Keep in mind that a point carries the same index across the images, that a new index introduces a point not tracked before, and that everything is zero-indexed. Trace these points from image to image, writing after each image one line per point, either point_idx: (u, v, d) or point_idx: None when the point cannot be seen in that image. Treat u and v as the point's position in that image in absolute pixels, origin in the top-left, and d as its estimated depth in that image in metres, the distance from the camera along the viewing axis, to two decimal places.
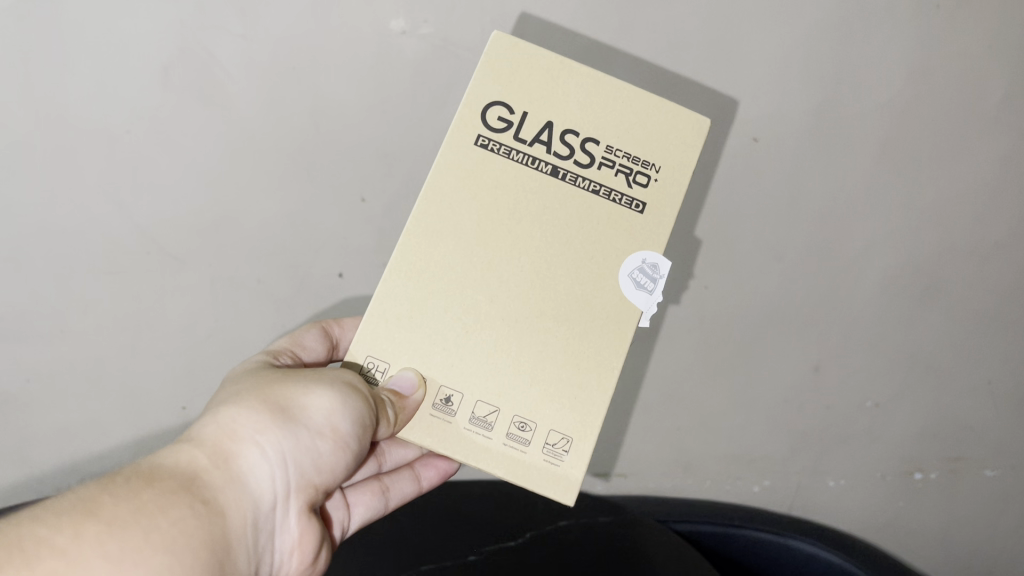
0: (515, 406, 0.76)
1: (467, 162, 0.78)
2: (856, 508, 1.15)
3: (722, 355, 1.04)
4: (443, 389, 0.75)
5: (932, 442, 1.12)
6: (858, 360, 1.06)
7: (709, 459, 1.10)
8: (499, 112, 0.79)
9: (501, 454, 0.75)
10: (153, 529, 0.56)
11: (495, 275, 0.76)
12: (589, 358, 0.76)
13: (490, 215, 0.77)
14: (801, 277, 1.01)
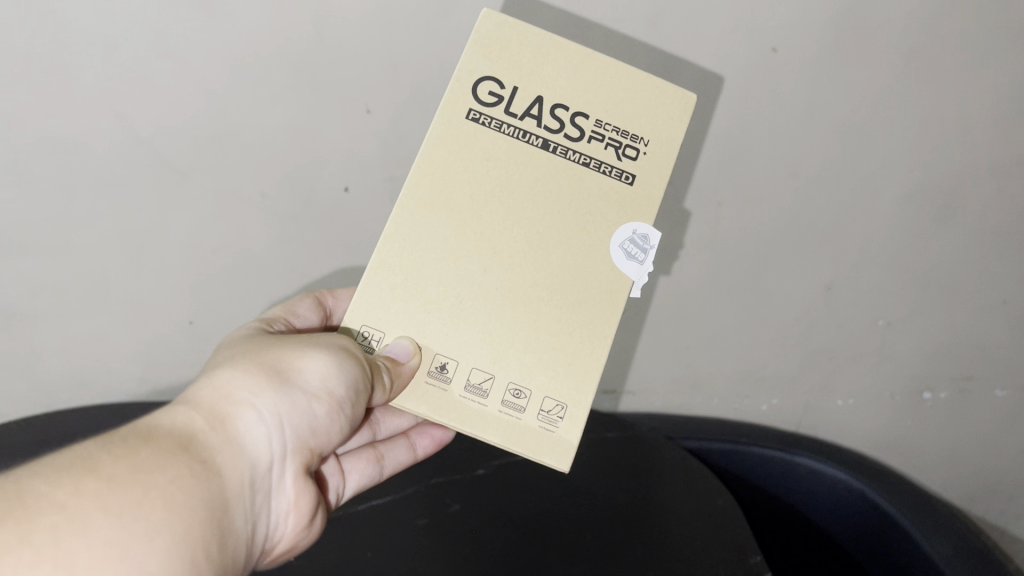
0: (511, 374, 0.73)
1: (458, 132, 0.75)
2: (863, 424, 1.21)
3: (734, 271, 1.04)
4: (437, 357, 0.73)
5: (943, 363, 1.16)
6: (869, 279, 1.06)
7: (720, 378, 1.15)
8: (486, 86, 0.76)
9: (497, 421, 0.73)
10: (151, 486, 0.52)
11: (489, 242, 0.74)
12: (582, 331, 0.74)
13: (483, 183, 0.75)
14: (817, 193, 0.98)
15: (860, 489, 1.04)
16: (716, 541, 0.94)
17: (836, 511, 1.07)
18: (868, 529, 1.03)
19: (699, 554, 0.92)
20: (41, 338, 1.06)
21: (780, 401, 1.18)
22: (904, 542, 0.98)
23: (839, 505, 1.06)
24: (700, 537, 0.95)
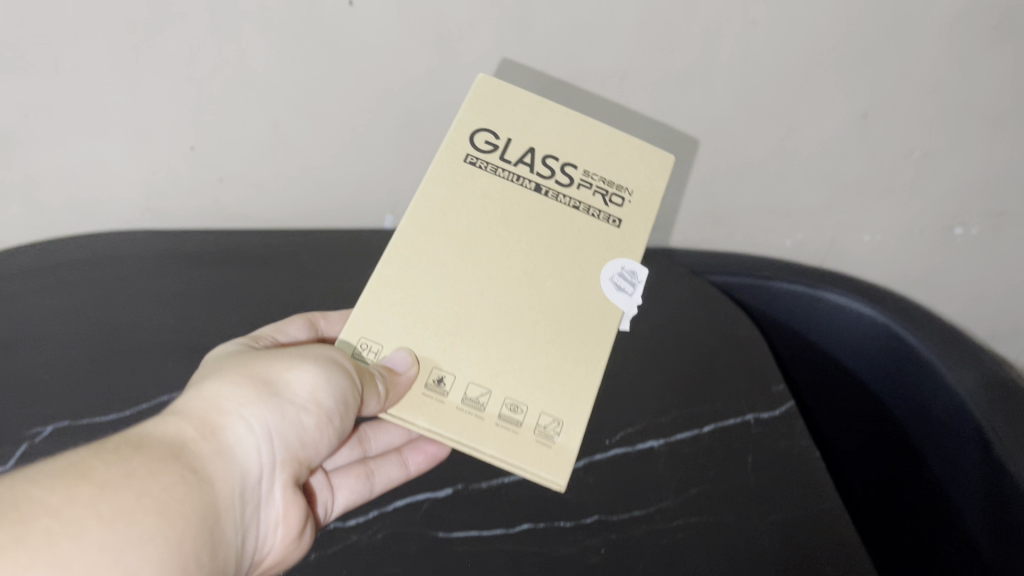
0: (510, 387, 0.73)
1: (454, 177, 0.79)
2: (890, 258, 1.17)
3: (764, 96, 0.96)
4: (434, 369, 0.73)
5: (981, 198, 1.08)
6: (909, 107, 0.97)
7: (743, 210, 1.11)
8: (485, 140, 0.81)
9: (495, 433, 0.72)
10: (144, 492, 0.50)
11: (486, 266, 0.76)
12: (574, 357, 0.75)
13: (479, 221, 0.78)
14: (860, 8, 0.86)
15: (883, 324, 0.99)
16: (735, 374, 0.93)
17: (859, 344, 1.02)
18: (893, 363, 0.99)
19: (722, 386, 0.92)
20: (49, 191, 1.02)
21: (806, 237, 1.15)
22: (929, 376, 0.94)
23: (863, 339, 1.02)
24: (722, 367, 0.94)
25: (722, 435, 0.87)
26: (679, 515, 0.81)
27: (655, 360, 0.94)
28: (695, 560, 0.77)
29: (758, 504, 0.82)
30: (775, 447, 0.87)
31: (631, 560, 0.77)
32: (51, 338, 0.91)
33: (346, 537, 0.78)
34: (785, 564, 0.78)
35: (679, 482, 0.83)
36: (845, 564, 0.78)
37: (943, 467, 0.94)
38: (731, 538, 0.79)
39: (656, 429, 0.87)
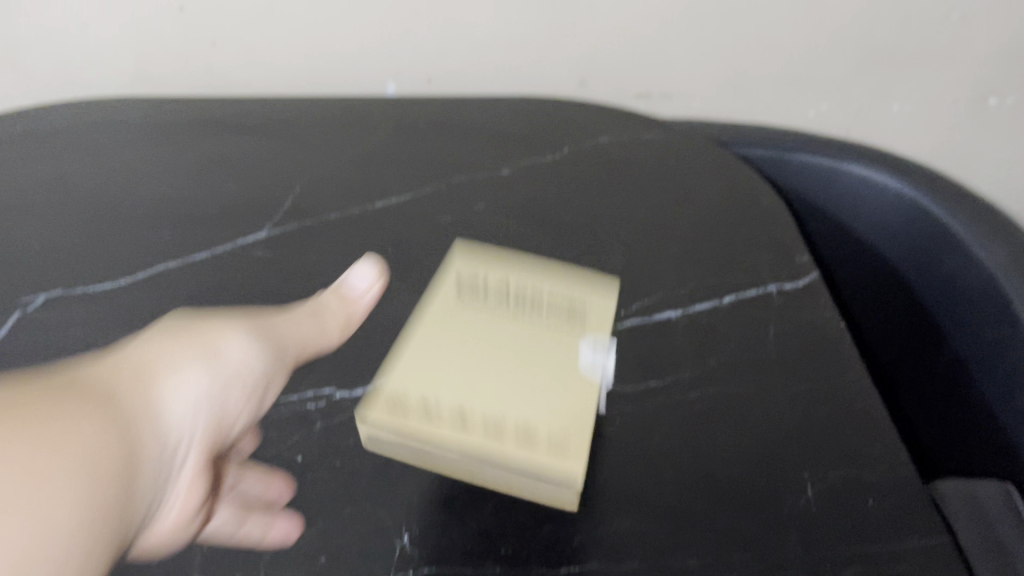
0: (523, 415, 0.62)
1: (446, 282, 0.74)
2: (918, 90, 1.19)
3: None
4: (428, 398, 0.63)
5: None
6: None
7: None
8: (470, 264, 0.76)
9: (511, 444, 0.60)
10: (62, 428, 0.44)
11: (484, 320, 0.70)
12: (588, 391, 0.65)
13: (474, 287, 0.73)
14: None
15: (911, 199, 0.98)
16: (752, 247, 0.92)
17: (885, 219, 1.02)
18: (919, 240, 0.99)
19: (740, 261, 0.90)
20: None
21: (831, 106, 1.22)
22: (955, 255, 0.93)
23: (891, 214, 1.01)
24: (740, 245, 0.92)
25: (740, 306, 0.85)
26: (696, 384, 0.78)
27: (672, 240, 0.94)
28: (710, 427, 0.74)
29: (778, 372, 0.79)
30: (796, 318, 0.84)
31: (644, 429, 0.74)
32: (68, 254, 0.93)
33: (354, 405, 0.76)
34: (802, 432, 0.73)
35: (697, 352, 0.80)
36: (863, 435, 0.73)
37: (965, 344, 0.95)
38: (748, 404, 0.76)
39: (674, 302, 0.86)
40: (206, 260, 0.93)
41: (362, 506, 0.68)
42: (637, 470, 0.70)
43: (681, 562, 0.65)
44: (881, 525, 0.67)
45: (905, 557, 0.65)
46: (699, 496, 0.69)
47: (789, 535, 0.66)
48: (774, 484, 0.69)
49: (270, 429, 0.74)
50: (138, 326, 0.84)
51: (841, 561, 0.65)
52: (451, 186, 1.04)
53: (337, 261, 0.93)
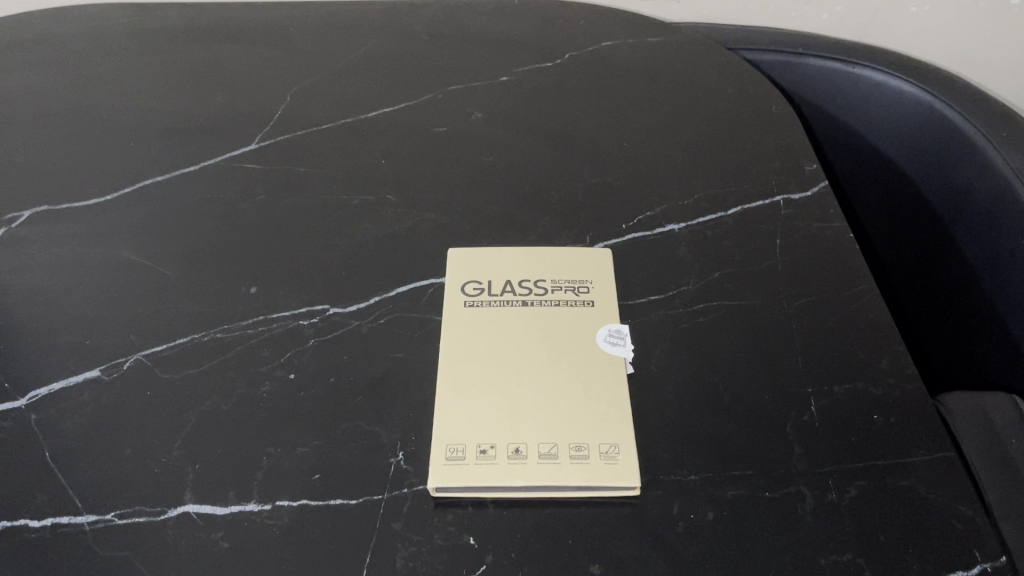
0: (571, 434, 0.64)
1: (456, 306, 0.74)
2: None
3: None
4: (479, 440, 0.64)
5: None
6: None
7: None
8: (472, 278, 0.76)
9: (572, 468, 0.62)
10: None
11: (506, 339, 0.71)
12: (619, 392, 0.67)
13: (488, 301, 0.74)
14: None
15: (927, 104, 0.95)
16: (763, 156, 0.91)
17: (901, 128, 0.99)
18: (932, 145, 0.96)
19: (745, 173, 0.89)
20: None
21: (845, 8, 1.19)
22: (968, 155, 0.90)
23: (904, 120, 0.99)
24: (744, 158, 0.91)
25: (745, 219, 0.83)
26: (701, 299, 0.75)
27: (676, 151, 0.92)
28: (715, 342, 0.72)
29: (786, 284, 0.77)
30: (803, 229, 0.82)
31: (646, 344, 0.71)
32: (50, 172, 0.90)
33: (348, 322, 0.74)
34: (809, 345, 0.72)
35: (702, 266, 0.78)
36: (871, 349, 0.71)
37: (975, 248, 0.93)
38: (755, 318, 0.74)
39: (677, 214, 0.84)
40: (195, 174, 0.90)
41: (357, 422, 0.66)
42: (638, 384, 0.69)
43: (682, 475, 0.63)
44: (889, 438, 0.65)
45: (912, 469, 0.63)
46: (702, 410, 0.67)
47: (794, 448, 0.64)
48: (780, 399, 0.68)
49: (263, 347, 0.72)
50: (127, 243, 0.82)
51: (848, 473, 0.63)
52: (447, 96, 1.00)
53: (331, 173, 0.90)
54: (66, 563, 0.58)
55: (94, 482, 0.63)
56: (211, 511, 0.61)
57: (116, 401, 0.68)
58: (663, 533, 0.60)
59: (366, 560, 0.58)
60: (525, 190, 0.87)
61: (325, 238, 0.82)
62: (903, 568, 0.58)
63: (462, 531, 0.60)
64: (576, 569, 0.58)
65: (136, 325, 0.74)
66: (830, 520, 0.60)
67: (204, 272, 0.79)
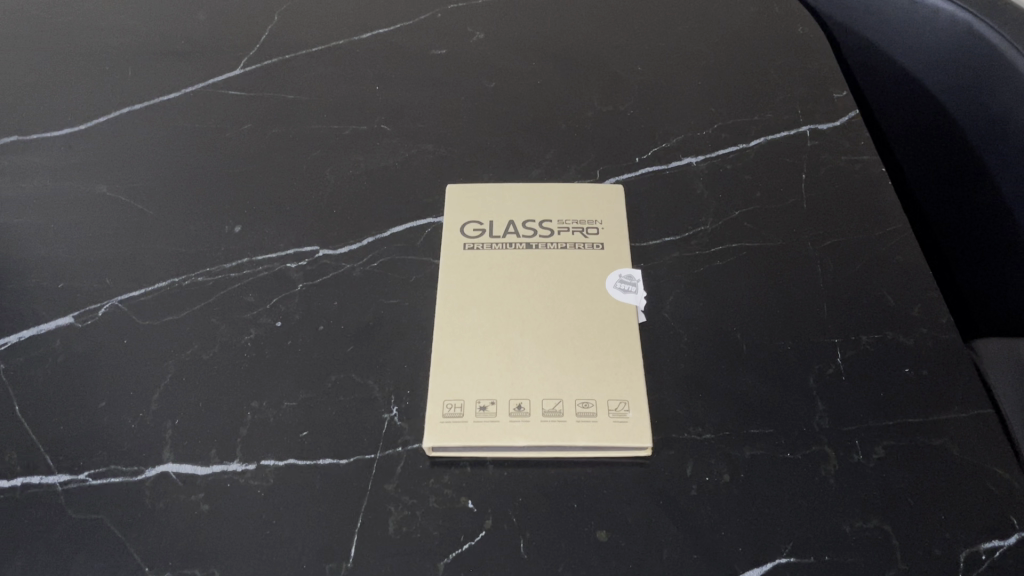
0: (577, 390, 0.59)
1: (455, 248, 0.68)
2: None
3: None
4: (478, 396, 0.59)
5: None
6: None
7: None
8: (473, 217, 0.70)
9: (578, 427, 0.57)
10: None
11: (508, 285, 0.65)
12: (630, 343, 0.62)
13: (489, 243, 0.68)
14: None
15: (965, 22, 0.87)
16: (788, 82, 0.84)
17: (936, 51, 0.91)
18: (968, 69, 0.88)
19: (768, 101, 0.82)
20: None
21: None
22: (1008, 78, 0.83)
23: (940, 41, 0.90)
24: (768, 85, 0.83)
25: (769, 151, 0.77)
26: (719, 240, 0.70)
27: (694, 77, 0.85)
28: (734, 287, 0.67)
29: (811, 224, 0.71)
30: (830, 163, 0.76)
31: (659, 290, 0.66)
32: (21, 99, 0.84)
33: (339, 265, 0.69)
34: (835, 291, 0.66)
35: (721, 204, 0.72)
36: (903, 295, 0.66)
37: (1012, 181, 0.86)
38: (779, 261, 0.68)
39: (695, 146, 0.78)
40: (176, 101, 0.84)
41: (348, 374, 0.62)
42: (650, 334, 0.64)
43: (697, 434, 0.58)
44: (920, 393, 0.60)
45: (945, 427, 0.58)
46: (720, 362, 0.62)
47: (818, 403, 0.60)
48: (804, 350, 0.63)
49: (247, 292, 0.67)
50: (102, 177, 0.76)
51: (876, 431, 0.58)
52: (446, 15, 0.93)
53: (321, 100, 0.83)
54: (38, 526, 0.55)
55: (67, 439, 0.59)
56: (191, 471, 0.57)
57: (90, 350, 0.64)
58: (676, 497, 0.55)
59: (357, 525, 0.54)
60: (530, 119, 0.81)
61: (315, 172, 0.77)
62: (935, 535, 0.54)
63: (460, 493, 0.56)
64: (582, 536, 0.54)
65: (111, 268, 0.69)
66: (856, 483, 0.56)
67: (185, 209, 0.74)
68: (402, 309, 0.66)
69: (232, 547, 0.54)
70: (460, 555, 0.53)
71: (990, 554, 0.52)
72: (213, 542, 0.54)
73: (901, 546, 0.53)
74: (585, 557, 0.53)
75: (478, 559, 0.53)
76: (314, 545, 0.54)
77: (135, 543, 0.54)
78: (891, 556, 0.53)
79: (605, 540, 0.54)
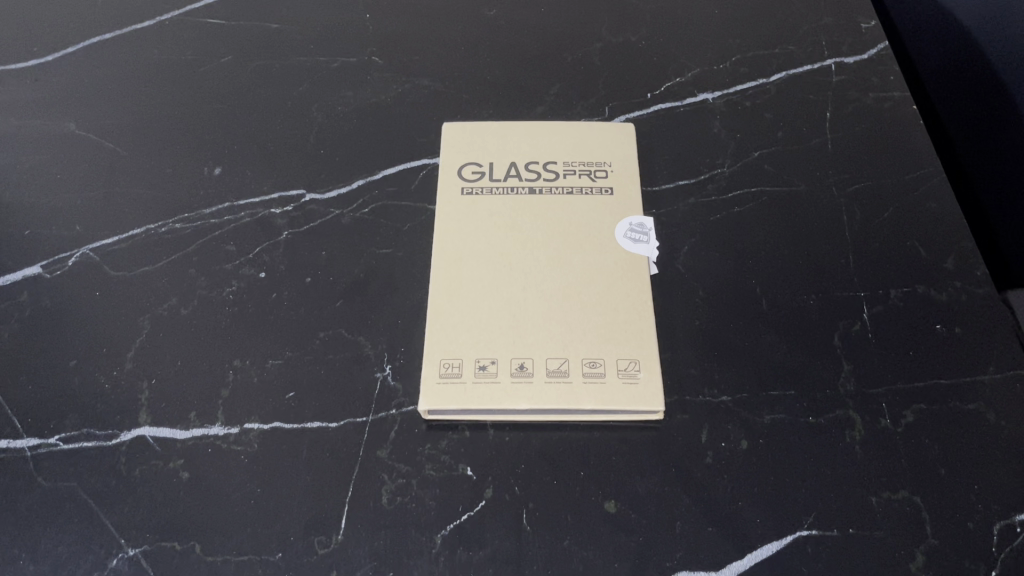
0: (584, 348, 0.55)
1: (452, 193, 0.62)
2: None
3: None
4: (478, 354, 0.54)
5: None
6: None
7: None
8: (471, 158, 0.64)
9: (585, 388, 0.53)
10: None
11: (510, 235, 0.60)
12: (640, 296, 0.57)
13: (489, 188, 0.63)
14: None
15: None
16: (813, 10, 0.77)
17: None
18: None
19: (790, 32, 0.75)
20: None
21: None
22: None
23: None
24: (791, 14, 0.77)
25: (791, 86, 0.71)
26: (737, 185, 0.65)
27: (711, 6, 0.78)
28: (753, 236, 0.62)
29: (836, 167, 0.66)
30: (858, 100, 0.70)
31: (672, 239, 0.61)
32: None
33: (327, 212, 0.64)
34: (863, 241, 0.61)
35: (739, 145, 0.67)
36: (936, 246, 0.61)
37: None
38: (801, 208, 0.63)
39: (711, 81, 0.72)
40: (150, 30, 0.77)
41: (338, 330, 0.57)
42: (663, 289, 0.59)
43: (712, 396, 0.54)
44: (953, 352, 0.56)
45: (979, 388, 0.54)
46: (737, 318, 0.58)
47: (842, 363, 0.55)
48: (828, 306, 0.58)
49: (228, 241, 0.62)
50: (73, 114, 0.71)
51: (905, 394, 0.54)
52: None
53: (306, 30, 0.77)
54: (6, 495, 0.51)
55: (36, 399, 0.55)
56: (170, 435, 0.53)
57: (60, 304, 0.59)
58: (689, 465, 0.52)
59: (347, 495, 0.51)
60: (533, 51, 0.75)
61: (301, 108, 0.71)
62: (966, 507, 0.50)
63: (458, 460, 0.52)
64: (588, 507, 0.50)
65: (81, 213, 0.64)
66: (883, 450, 0.52)
67: (160, 150, 0.68)
68: (397, 260, 0.61)
69: (213, 518, 0.50)
70: (458, 527, 0.49)
71: None
72: (193, 513, 0.50)
73: (931, 520, 0.50)
74: (593, 530, 0.49)
75: (478, 532, 0.49)
76: (301, 518, 0.50)
77: (109, 514, 0.50)
78: (920, 530, 0.49)
79: (613, 512, 0.50)
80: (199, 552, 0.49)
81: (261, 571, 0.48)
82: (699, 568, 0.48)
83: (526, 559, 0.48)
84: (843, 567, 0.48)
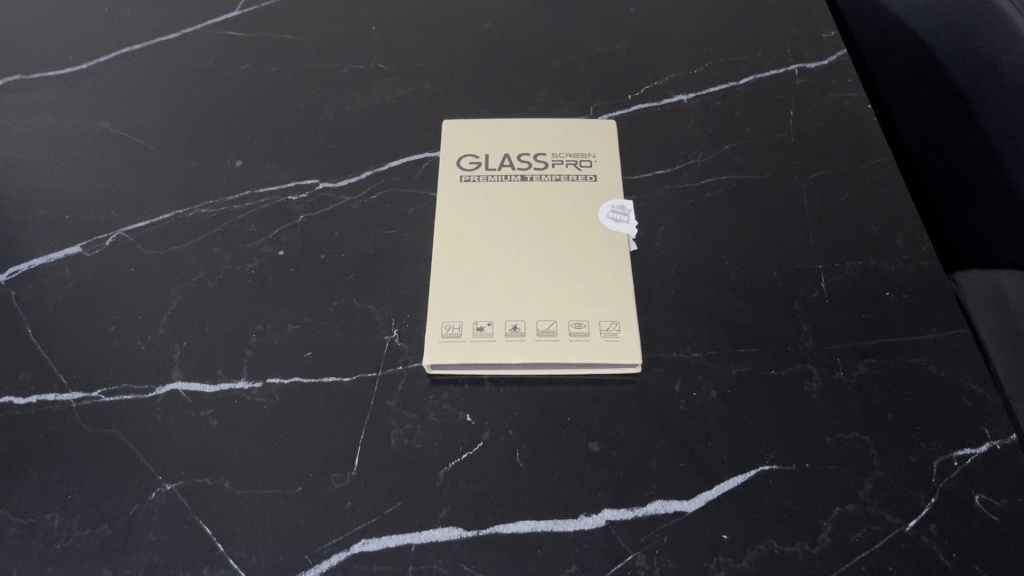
0: (570, 311, 0.61)
1: (453, 180, 0.69)
2: None
3: None
4: (476, 317, 0.61)
5: None
6: None
7: None
8: (469, 151, 0.71)
9: (572, 345, 0.59)
10: None
11: (504, 216, 0.67)
12: (621, 267, 0.64)
13: (485, 176, 0.70)
14: None
15: None
16: (779, 21, 0.85)
17: None
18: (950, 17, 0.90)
19: (758, 41, 0.83)
20: None
21: None
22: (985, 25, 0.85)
23: None
24: (759, 26, 0.85)
25: (759, 88, 0.78)
26: (709, 173, 0.72)
27: (686, 19, 0.86)
28: (723, 218, 0.69)
29: (799, 158, 0.73)
30: (818, 100, 0.77)
31: (650, 220, 0.68)
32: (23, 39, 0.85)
33: (339, 198, 0.70)
34: (821, 221, 0.68)
35: (711, 139, 0.74)
36: (886, 225, 0.68)
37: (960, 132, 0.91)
38: (766, 193, 0.70)
39: (686, 84, 0.79)
40: (175, 41, 0.85)
41: (350, 300, 0.64)
42: (641, 262, 0.66)
43: (686, 353, 0.61)
44: (900, 315, 0.63)
45: (923, 346, 0.61)
46: (708, 287, 0.64)
47: (802, 324, 0.62)
48: (790, 276, 0.65)
49: (250, 223, 0.69)
50: (106, 114, 0.78)
51: (857, 350, 0.61)
52: None
53: (318, 41, 0.84)
54: (53, 439, 0.57)
55: (78, 359, 0.61)
56: (200, 388, 0.59)
57: (99, 278, 0.66)
58: (665, 412, 0.58)
59: (360, 438, 0.57)
60: (524, 58, 0.82)
61: (313, 109, 0.78)
62: (910, 445, 0.56)
63: (458, 408, 0.58)
64: (574, 447, 0.56)
65: (116, 200, 0.71)
66: (837, 398, 0.58)
67: (186, 145, 0.75)
68: (403, 240, 0.68)
69: (240, 458, 0.56)
70: (459, 464, 0.56)
71: (961, 461, 0.55)
72: (222, 453, 0.56)
73: (878, 455, 0.56)
74: (579, 466, 0.55)
75: (475, 468, 0.55)
76: (318, 458, 0.56)
77: (147, 454, 0.56)
78: (869, 464, 0.55)
79: (597, 451, 0.56)
80: (228, 486, 0.55)
81: (283, 501, 0.54)
82: (673, 496, 0.54)
83: (519, 491, 0.54)
84: (800, 495, 0.54)
